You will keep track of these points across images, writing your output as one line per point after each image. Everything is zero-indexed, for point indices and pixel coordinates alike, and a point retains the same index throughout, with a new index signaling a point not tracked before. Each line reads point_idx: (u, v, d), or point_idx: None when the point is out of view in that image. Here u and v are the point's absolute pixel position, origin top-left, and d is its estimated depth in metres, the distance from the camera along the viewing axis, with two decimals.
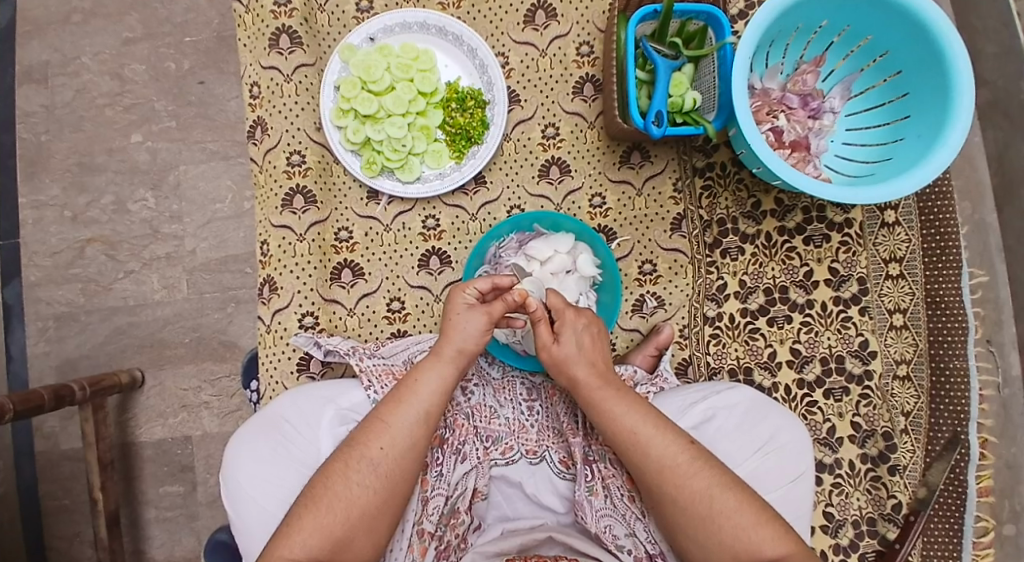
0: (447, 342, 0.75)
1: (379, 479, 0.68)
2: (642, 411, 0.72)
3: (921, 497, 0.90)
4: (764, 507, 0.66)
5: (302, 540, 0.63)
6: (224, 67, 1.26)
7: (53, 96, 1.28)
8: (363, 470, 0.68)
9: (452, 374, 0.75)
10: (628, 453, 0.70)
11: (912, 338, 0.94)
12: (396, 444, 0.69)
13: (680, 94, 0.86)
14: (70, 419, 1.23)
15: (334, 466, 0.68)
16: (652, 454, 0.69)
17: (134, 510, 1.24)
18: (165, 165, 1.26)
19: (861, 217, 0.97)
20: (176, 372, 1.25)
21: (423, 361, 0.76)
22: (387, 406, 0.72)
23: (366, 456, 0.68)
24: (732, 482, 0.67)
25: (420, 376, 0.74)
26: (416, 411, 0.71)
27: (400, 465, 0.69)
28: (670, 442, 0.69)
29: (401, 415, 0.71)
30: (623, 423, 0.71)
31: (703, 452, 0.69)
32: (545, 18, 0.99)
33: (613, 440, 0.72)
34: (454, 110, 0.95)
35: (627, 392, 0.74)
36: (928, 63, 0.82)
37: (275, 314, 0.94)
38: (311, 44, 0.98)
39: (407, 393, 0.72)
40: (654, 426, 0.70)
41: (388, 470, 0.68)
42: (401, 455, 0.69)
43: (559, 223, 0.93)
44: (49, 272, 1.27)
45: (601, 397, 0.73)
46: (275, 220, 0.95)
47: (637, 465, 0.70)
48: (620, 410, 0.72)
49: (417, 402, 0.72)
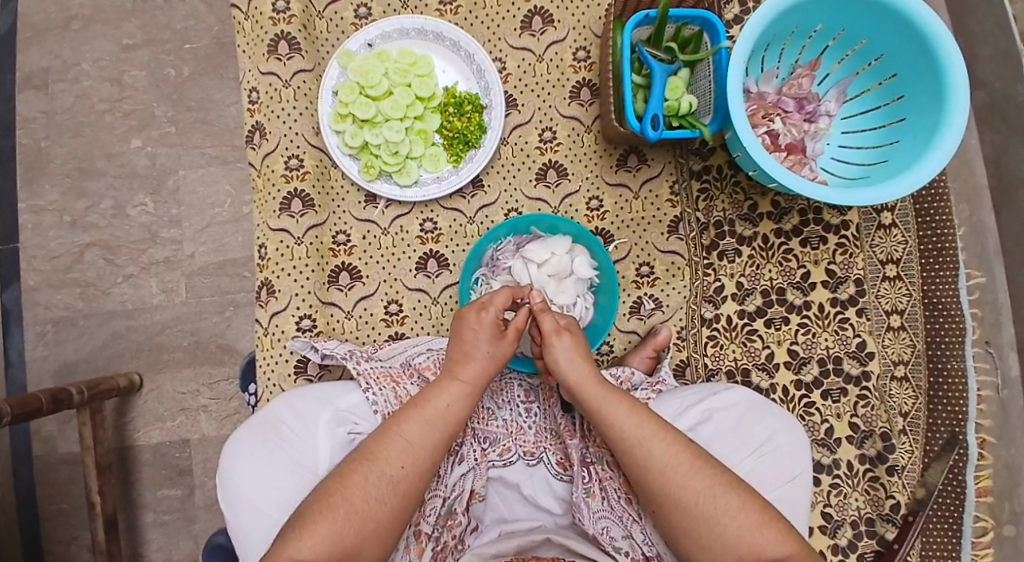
0: (471, 363, 0.77)
1: (397, 496, 0.68)
2: (642, 413, 0.72)
3: (919, 497, 0.90)
4: (765, 505, 0.66)
5: (314, 544, 0.62)
6: (223, 72, 1.27)
7: (53, 101, 1.29)
8: (383, 486, 0.67)
9: (469, 394, 0.76)
10: (628, 456, 0.70)
11: (909, 340, 0.94)
12: (418, 465, 0.70)
13: (676, 98, 0.87)
14: (68, 423, 1.23)
15: (354, 477, 0.67)
16: (653, 454, 0.69)
17: (131, 514, 1.24)
18: (164, 169, 1.27)
19: (857, 218, 0.97)
20: (174, 375, 1.25)
21: (443, 379, 0.77)
22: (409, 423, 0.72)
23: (387, 472, 0.68)
24: (735, 483, 0.67)
25: (442, 395, 0.74)
26: (436, 433, 0.72)
27: (417, 484, 0.70)
28: (669, 442, 0.69)
29: (425, 435, 0.72)
30: (625, 423, 0.71)
31: (703, 452, 0.70)
32: (542, 23, 1.00)
33: (614, 443, 0.72)
34: (451, 114, 0.96)
35: (629, 398, 0.75)
36: (922, 67, 0.82)
37: (273, 316, 0.94)
38: (309, 50, 0.98)
39: (428, 412, 0.73)
40: (655, 426, 0.70)
41: (407, 489, 0.69)
42: (422, 473, 0.70)
43: (556, 225, 0.93)
44: (48, 276, 1.27)
45: (607, 398, 0.74)
46: (273, 223, 0.95)
47: (638, 465, 0.69)
48: (617, 413, 0.72)
49: (438, 423, 0.73)
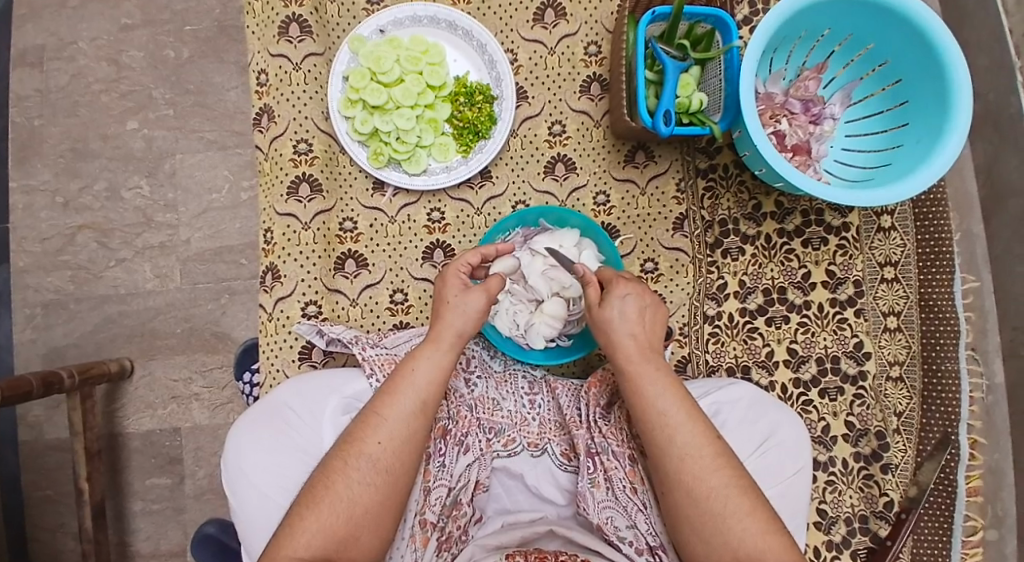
0: (447, 327, 0.75)
1: (379, 475, 0.68)
2: (677, 397, 0.72)
3: (912, 496, 0.92)
4: (773, 515, 0.66)
5: (307, 541, 0.63)
6: (224, 56, 1.25)
7: (47, 80, 1.26)
8: (363, 467, 0.68)
9: (449, 360, 0.74)
10: (652, 436, 0.71)
11: (905, 341, 0.96)
12: (395, 437, 0.70)
13: (687, 95, 0.88)
14: (55, 409, 1.20)
15: (334, 464, 0.68)
16: (678, 443, 0.69)
17: (119, 502, 1.22)
18: (161, 153, 1.25)
19: (857, 221, 0.99)
20: (166, 362, 1.23)
21: (417, 348, 0.75)
22: (382, 398, 0.72)
23: (364, 451, 0.68)
24: (750, 486, 0.67)
25: (414, 365, 0.73)
26: (409, 403, 0.71)
27: (399, 458, 0.69)
28: (697, 433, 0.69)
29: (396, 406, 0.71)
30: (656, 406, 0.71)
31: (727, 450, 0.69)
32: (554, 17, 1.00)
33: (642, 417, 0.72)
34: (462, 104, 0.95)
35: (667, 374, 0.74)
36: (928, 72, 0.84)
37: (277, 302, 0.93)
38: (321, 33, 0.97)
39: (401, 383, 0.72)
40: (686, 414, 0.70)
41: (388, 465, 0.69)
42: (400, 449, 0.70)
43: (565, 218, 0.94)
44: (39, 258, 1.24)
45: (640, 370, 0.73)
46: (279, 208, 0.95)
47: (660, 449, 0.70)
48: (654, 392, 0.72)
49: (411, 392, 0.71)
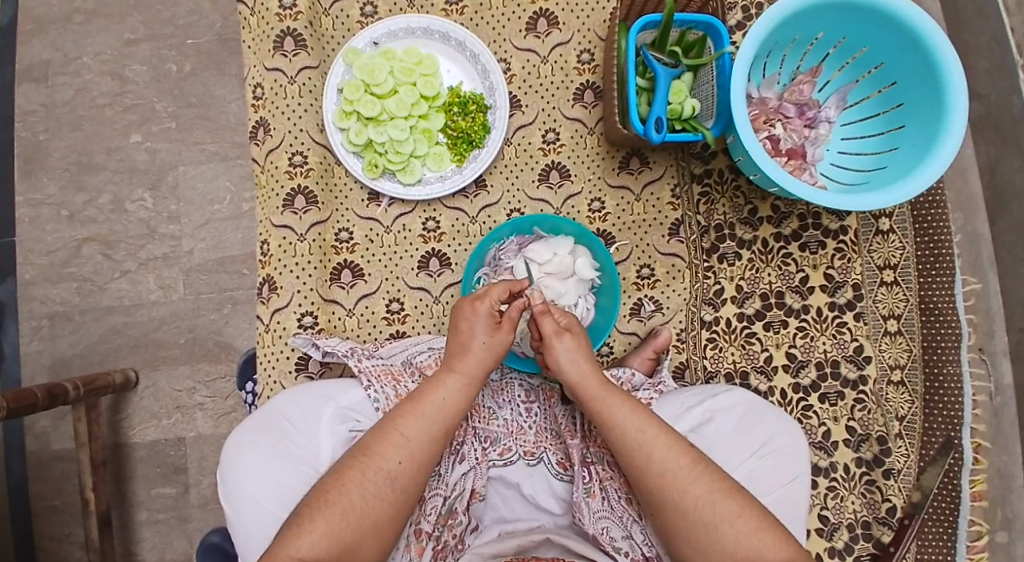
0: (473, 360, 0.77)
1: (394, 492, 0.68)
2: (644, 414, 0.73)
3: (915, 501, 0.91)
4: (764, 511, 0.66)
5: (312, 540, 0.62)
6: (225, 68, 1.26)
7: (53, 95, 1.28)
8: (379, 481, 0.68)
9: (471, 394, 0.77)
10: (629, 457, 0.71)
11: (906, 345, 0.95)
12: (415, 460, 0.70)
13: (679, 101, 0.87)
14: (61, 419, 1.21)
15: (349, 472, 0.68)
16: (654, 459, 0.69)
17: (125, 511, 1.24)
18: (164, 165, 1.26)
19: (855, 224, 0.98)
20: (170, 372, 1.24)
21: (442, 373, 0.77)
22: (402, 417, 0.73)
23: (383, 468, 0.69)
24: (733, 489, 0.67)
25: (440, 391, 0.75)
26: (434, 428, 0.73)
27: (415, 478, 0.70)
28: (673, 447, 0.69)
29: (420, 429, 0.72)
30: (628, 427, 0.72)
31: (704, 458, 0.70)
32: (547, 25, 1.00)
33: (615, 442, 0.72)
34: (455, 114, 0.96)
35: (629, 399, 0.75)
36: (923, 75, 0.83)
37: (274, 313, 0.94)
38: (315, 47, 0.98)
39: (426, 407, 0.73)
40: (657, 429, 0.71)
41: (404, 485, 0.69)
42: (418, 470, 0.70)
43: (559, 225, 0.93)
44: (44, 270, 1.26)
45: (607, 400, 0.74)
46: (275, 220, 0.95)
47: (640, 470, 0.70)
48: (624, 414, 0.73)
49: (435, 418, 0.73)
